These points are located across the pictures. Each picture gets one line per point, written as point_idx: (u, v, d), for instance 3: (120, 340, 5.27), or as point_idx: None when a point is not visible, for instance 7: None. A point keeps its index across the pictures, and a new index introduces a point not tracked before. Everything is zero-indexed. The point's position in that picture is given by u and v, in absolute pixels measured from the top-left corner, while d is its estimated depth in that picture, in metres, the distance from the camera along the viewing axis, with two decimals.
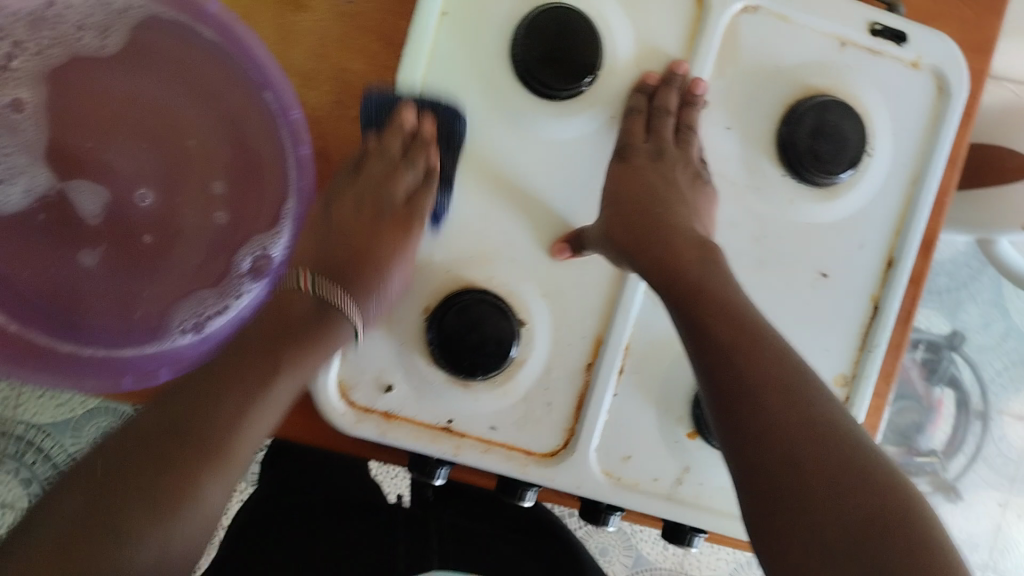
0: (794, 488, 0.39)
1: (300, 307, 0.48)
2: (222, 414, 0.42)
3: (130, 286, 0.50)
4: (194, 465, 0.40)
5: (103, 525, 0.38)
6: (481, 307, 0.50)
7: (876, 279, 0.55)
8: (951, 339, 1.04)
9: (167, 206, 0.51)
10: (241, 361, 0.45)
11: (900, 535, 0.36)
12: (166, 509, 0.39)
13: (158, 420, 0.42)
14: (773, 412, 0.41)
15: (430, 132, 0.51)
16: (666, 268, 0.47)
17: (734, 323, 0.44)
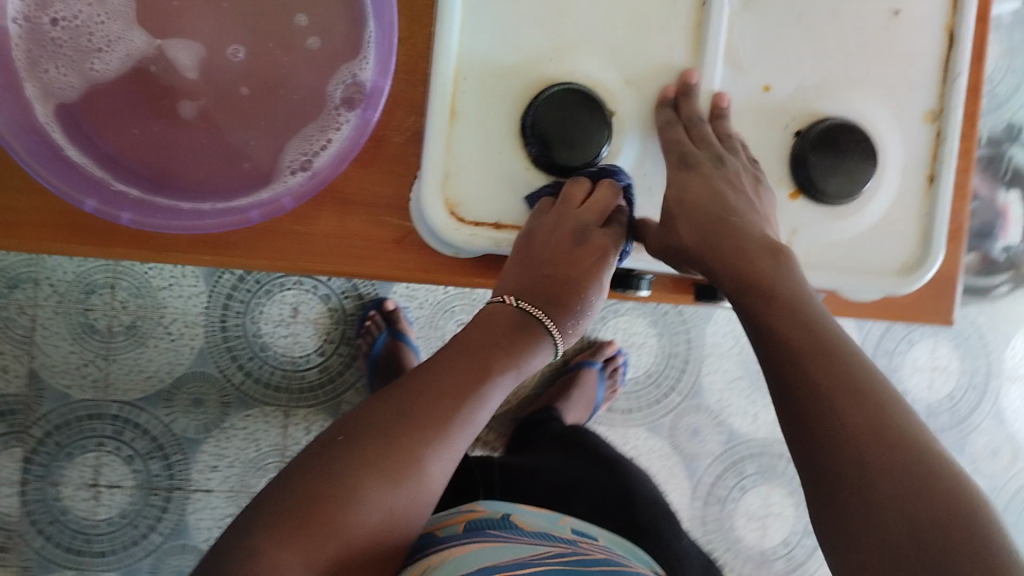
0: (798, 410, 0.44)
1: (504, 320, 0.53)
2: (477, 363, 0.51)
3: (234, 138, 0.50)
4: (429, 435, 0.48)
5: (371, 450, 0.47)
6: (571, 101, 0.51)
7: (947, 8, 0.54)
8: (1008, 132, 1.14)
9: (259, 52, 0.50)
10: (466, 360, 0.51)
11: (872, 434, 0.42)
12: (384, 482, 0.47)
13: (438, 364, 0.51)
14: (786, 336, 0.46)
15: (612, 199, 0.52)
16: (696, 204, 0.51)
17: (794, 310, 0.46)
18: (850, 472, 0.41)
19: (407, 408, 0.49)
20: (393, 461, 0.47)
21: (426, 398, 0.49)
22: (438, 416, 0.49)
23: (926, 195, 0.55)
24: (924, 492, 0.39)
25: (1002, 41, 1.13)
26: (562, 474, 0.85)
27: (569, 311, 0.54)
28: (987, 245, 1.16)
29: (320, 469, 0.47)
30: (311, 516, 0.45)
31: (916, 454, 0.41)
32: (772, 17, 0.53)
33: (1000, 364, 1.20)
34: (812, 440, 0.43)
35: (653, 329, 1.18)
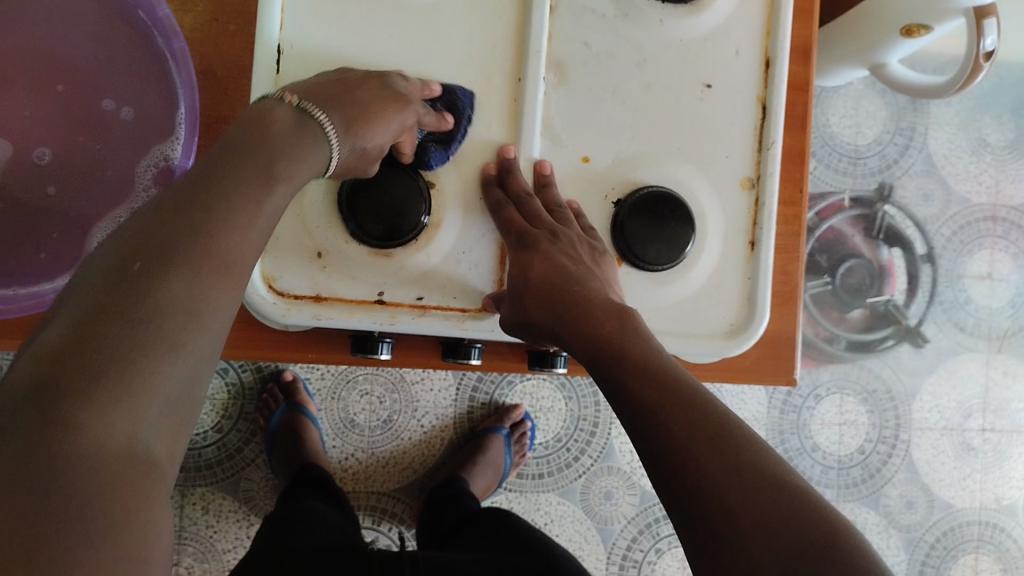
0: (660, 464, 0.41)
1: (281, 116, 0.44)
2: (253, 174, 0.40)
3: (41, 230, 0.49)
4: (163, 293, 0.35)
5: (141, 295, 0.35)
6: (383, 176, 0.51)
7: (757, 81, 0.56)
8: (880, 191, 1.17)
9: (68, 147, 0.50)
10: (236, 164, 0.40)
11: (728, 476, 0.38)
12: (177, 331, 0.35)
13: (193, 179, 0.39)
14: (639, 390, 0.43)
15: (513, 155, 0.53)
16: (542, 278, 0.50)
17: (647, 366, 0.44)
18: (712, 521, 0.37)
19: (161, 239, 0.36)
20: (177, 309, 0.35)
21: (190, 221, 0.37)
22: (212, 233, 0.38)
23: (749, 261, 0.56)
24: (790, 518, 0.36)
25: (889, 103, 1.18)
26: (492, 556, 0.79)
27: (357, 126, 0.47)
28: (866, 302, 1.17)
29: (93, 341, 0.33)
30: (80, 405, 0.32)
31: (774, 490, 0.37)
32: (587, 89, 0.55)
33: (908, 416, 1.19)
34: (673, 496, 0.40)
35: (560, 392, 1.18)
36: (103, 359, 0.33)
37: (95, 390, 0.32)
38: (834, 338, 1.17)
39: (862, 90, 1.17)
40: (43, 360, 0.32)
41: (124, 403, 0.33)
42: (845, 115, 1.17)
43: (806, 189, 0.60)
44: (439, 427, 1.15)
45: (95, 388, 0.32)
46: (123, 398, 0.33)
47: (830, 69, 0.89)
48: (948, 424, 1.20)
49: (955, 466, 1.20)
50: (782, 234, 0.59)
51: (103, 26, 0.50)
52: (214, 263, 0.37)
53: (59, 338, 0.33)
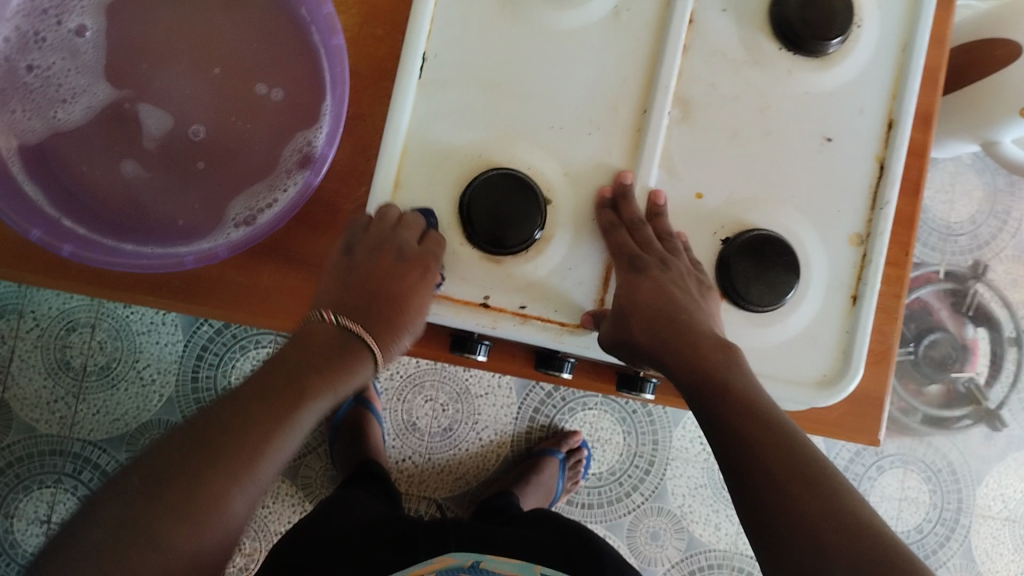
0: (756, 498, 0.44)
1: (324, 338, 0.50)
2: (303, 380, 0.48)
3: (186, 198, 0.53)
4: (233, 462, 0.44)
5: (189, 473, 0.43)
6: (506, 184, 0.53)
7: (879, 141, 0.57)
8: (974, 269, 1.16)
9: (219, 124, 0.54)
10: (288, 371, 0.48)
11: (825, 518, 0.41)
12: (208, 505, 0.43)
13: (253, 381, 0.48)
14: (742, 428, 0.46)
15: (630, 180, 0.55)
16: (648, 302, 0.52)
17: (750, 404, 0.47)
18: (805, 556, 0.40)
19: (214, 432, 0.45)
20: (213, 485, 0.43)
21: (241, 417, 0.46)
22: (258, 430, 0.46)
23: (849, 315, 0.56)
24: (881, 570, 0.39)
25: (986, 183, 1.16)
26: (535, 534, 0.80)
27: (393, 328, 0.52)
28: (948, 376, 1.15)
29: (144, 506, 0.42)
30: (122, 553, 0.41)
31: (869, 537, 0.40)
32: (709, 129, 0.56)
33: (972, 501, 1.16)
34: (766, 529, 0.43)
35: (620, 425, 1.19)
36: (147, 522, 0.42)
37: (132, 545, 0.41)
38: (909, 410, 1.15)
39: (965, 166, 1.16)
40: (99, 510, 0.42)
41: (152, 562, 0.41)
42: (941, 190, 1.16)
43: (911, 253, 0.60)
44: (497, 442, 1.17)
45: (133, 543, 0.41)
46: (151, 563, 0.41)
47: (939, 140, 0.89)
48: (1013, 515, 1.17)
49: (1014, 559, 1.17)
50: (882, 295, 0.60)
51: (266, 17, 0.54)
52: (256, 455, 0.45)
53: (121, 496, 0.42)
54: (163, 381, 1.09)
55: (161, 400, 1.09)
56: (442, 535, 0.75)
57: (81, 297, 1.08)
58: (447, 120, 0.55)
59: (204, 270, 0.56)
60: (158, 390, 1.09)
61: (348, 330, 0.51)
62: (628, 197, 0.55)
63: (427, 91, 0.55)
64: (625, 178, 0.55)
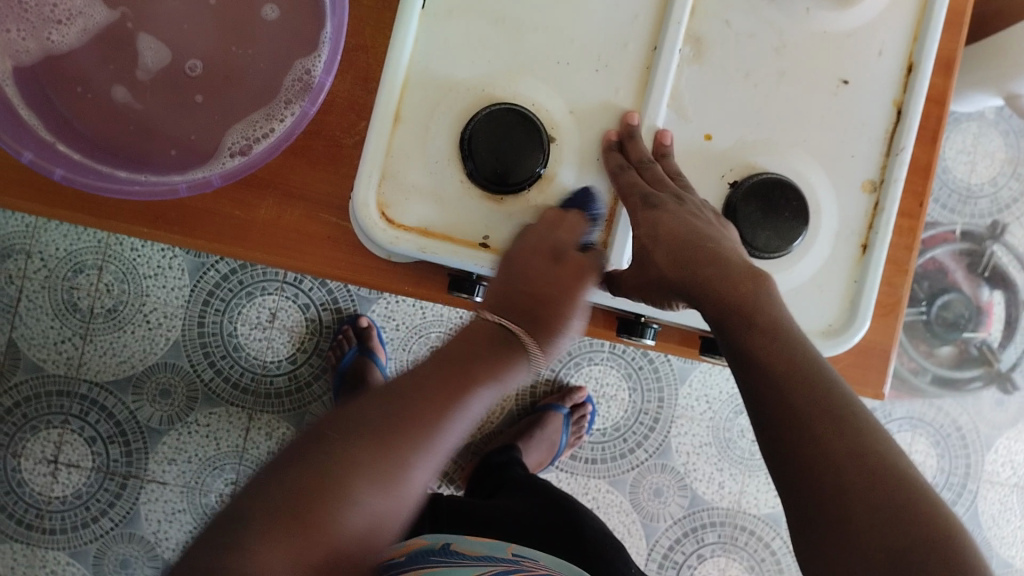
0: (776, 432, 0.43)
1: (482, 333, 0.50)
2: (464, 376, 0.47)
3: (183, 130, 0.52)
4: (411, 437, 0.44)
5: (356, 449, 0.43)
6: (508, 123, 0.52)
7: (897, 85, 0.55)
8: (993, 229, 1.13)
9: (217, 56, 0.53)
10: (446, 367, 0.48)
11: (848, 456, 0.41)
12: (375, 483, 0.42)
13: (416, 372, 0.48)
14: (767, 363, 0.44)
15: (637, 122, 0.53)
16: (671, 234, 0.49)
17: (775, 336, 0.45)
18: (822, 493, 0.41)
19: (384, 415, 0.45)
20: (381, 464, 0.43)
21: (404, 405, 0.45)
22: (425, 419, 0.45)
23: (858, 264, 0.55)
24: (901, 510, 0.39)
25: (1009, 145, 1.14)
26: (520, 512, 0.78)
27: (551, 327, 0.51)
28: (961, 336, 1.13)
29: (316, 479, 0.42)
30: (291, 521, 0.40)
31: (894, 478, 0.40)
32: (721, 69, 0.54)
33: (980, 467, 1.15)
34: (785, 461, 0.43)
35: (626, 381, 1.18)
36: (318, 499, 0.41)
37: (302, 515, 0.40)
38: (920, 372, 1.13)
39: (988, 123, 1.13)
40: (271, 483, 0.42)
41: (322, 530, 0.40)
42: (962, 150, 1.13)
43: (925, 204, 0.58)
44: (502, 396, 1.16)
45: (304, 514, 0.40)
46: (321, 533, 0.40)
47: (961, 92, 0.87)
48: (1021, 482, 1.16)
49: (1020, 527, 1.16)
50: (894, 246, 0.58)
51: None
52: (418, 442, 0.44)
53: (292, 470, 0.42)
54: (169, 325, 1.09)
55: (165, 345, 1.09)
56: (421, 515, 0.74)
57: (88, 238, 1.08)
58: (449, 53, 0.53)
59: (202, 202, 0.55)
60: (163, 334, 1.09)
61: (504, 321, 0.50)
62: (636, 137, 0.53)
63: (429, 23, 0.53)
64: (631, 119, 0.53)
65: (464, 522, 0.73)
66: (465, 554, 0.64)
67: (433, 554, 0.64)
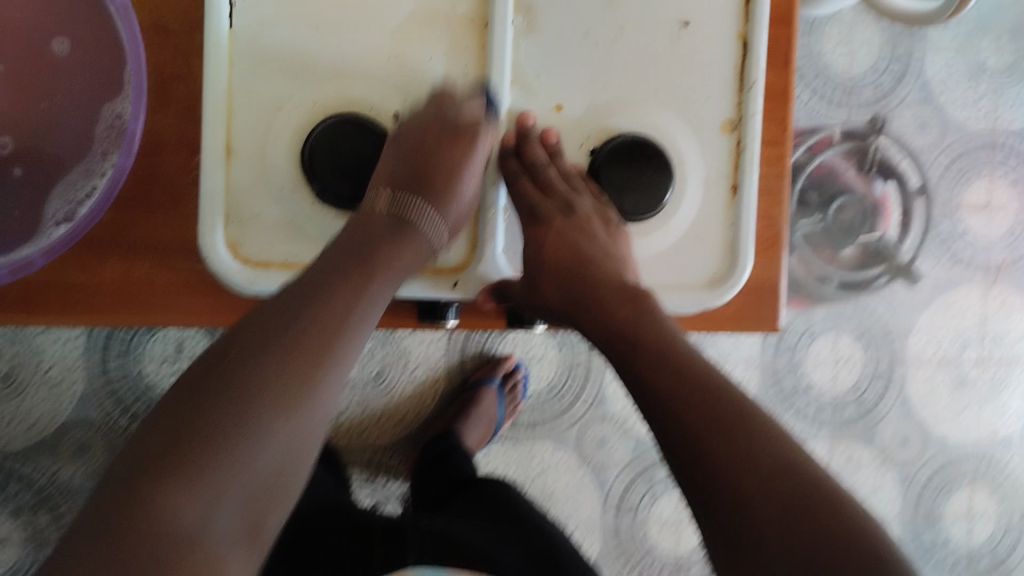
0: (675, 453, 0.42)
1: (382, 220, 0.50)
2: (320, 319, 0.45)
3: (4, 209, 0.48)
4: (266, 405, 0.42)
5: (193, 436, 0.40)
6: (351, 139, 0.49)
7: (738, 17, 0.53)
8: (872, 124, 1.14)
9: (18, 121, 0.48)
10: (301, 305, 0.45)
11: (743, 470, 0.39)
12: (224, 467, 0.40)
13: (265, 318, 0.45)
14: (657, 383, 0.44)
15: (533, 123, 0.51)
16: (559, 262, 0.53)
17: (661, 352, 0.44)
18: (730, 511, 0.39)
19: (224, 386, 0.42)
20: (227, 448, 0.40)
21: (245, 373, 0.42)
22: (268, 392, 0.42)
23: (732, 206, 0.54)
24: (803, 514, 0.37)
25: (884, 28, 1.14)
26: (492, 532, 0.76)
27: (442, 199, 0.53)
28: (858, 240, 1.15)
29: (159, 464, 0.39)
30: (132, 518, 0.38)
31: (791, 481, 0.39)
32: (559, 33, 0.52)
33: (904, 351, 1.18)
34: (688, 483, 0.41)
35: (553, 340, 1.17)
36: (162, 498, 0.39)
37: (143, 521, 0.38)
38: (823, 279, 1.14)
39: (859, 14, 1.13)
40: (125, 467, 0.40)
41: (181, 533, 0.38)
42: (840, 44, 1.13)
43: (789, 128, 0.58)
44: (432, 380, 1.14)
45: (158, 524, 0.38)
46: (179, 533, 0.38)
47: None
48: (945, 357, 1.20)
49: (951, 399, 1.20)
50: (765, 177, 0.58)
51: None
52: (263, 414, 0.42)
53: (140, 458, 0.40)
54: (70, 380, 1.04)
55: (68, 403, 1.04)
56: (400, 539, 0.72)
57: None
58: (268, 72, 0.50)
59: (40, 275, 0.51)
60: (66, 390, 1.04)
61: (403, 204, 0.52)
62: (532, 143, 0.51)
63: (243, 42, 0.49)
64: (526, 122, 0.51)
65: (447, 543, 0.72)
66: None
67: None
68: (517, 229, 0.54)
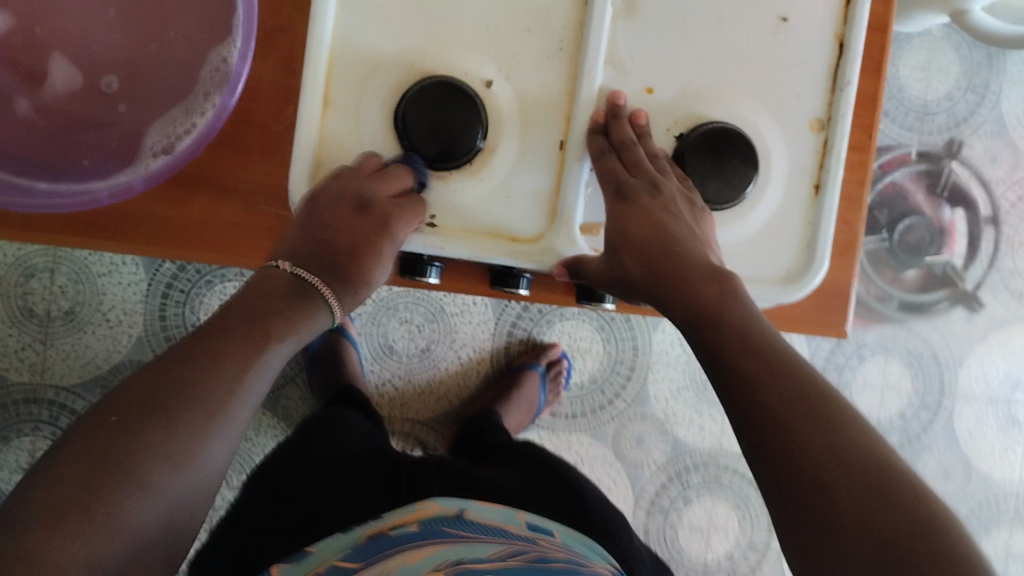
0: (753, 431, 0.42)
1: (280, 285, 0.48)
2: (243, 330, 0.45)
3: (105, 141, 0.50)
4: (204, 400, 0.41)
5: (138, 422, 0.39)
6: (444, 99, 0.50)
7: (837, 18, 0.53)
8: (948, 147, 1.12)
9: (125, 58, 0.50)
10: (238, 322, 0.45)
11: (824, 453, 0.39)
12: (167, 460, 0.39)
13: (201, 334, 0.44)
14: (739, 362, 0.43)
15: (623, 103, 0.52)
16: (640, 234, 0.49)
17: (745, 334, 0.44)
18: (805, 493, 0.39)
19: (167, 379, 0.41)
20: (176, 436, 0.39)
21: (186, 369, 0.42)
22: (216, 382, 0.42)
23: (813, 205, 0.54)
24: (883, 501, 0.37)
25: (963, 58, 1.12)
26: (516, 477, 0.73)
27: (349, 279, 0.51)
28: (923, 260, 1.14)
29: (103, 456, 0.37)
30: (84, 506, 0.36)
31: (873, 468, 0.38)
32: (656, 18, 0.52)
33: (954, 383, 1.16)
34: (765, 463, 0.41)
35: (599, 334, 1.18)
36: (98, 489, 0.36)
37: (77, 503, 0.36)
38: (886, 296, 1.14)
39: (939, 41, 1.11)
40: (58, 460, 0.38)
41: (108, 520, 0.36)
42: (916, 70, 1.11)
43: (875, 136, 0.57)
44: (476, 361, 1.15)
45: (87, 505, 0.36)
46: (112, 525, 0.36)
47: (908, 13, 0.85)
48: (995, 394, 1.17)
49: (997, 437, 1.18)
50: (846, 182, 0.58)
51: None
52: (210, 406, 0.41)
53: (82, 447, 0.38)
54: (127, 321, 1.07)
55: (126, 343, 1.07)
56: (423, 480, 0.66)
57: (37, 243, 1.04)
58: (370, 29, 0.51)
59: (133, 207, 0.53)
60: (124, 331, 1.07)
61: (300, 273, 0.49)
62: (620, 121, 0.51)
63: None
64: (615, 100, 0.52)
65: (472, 480, 0.67)
66: (481, 525, 0.57)
67: (447, 524, 0.57)
68: (598, 202, 0.54)
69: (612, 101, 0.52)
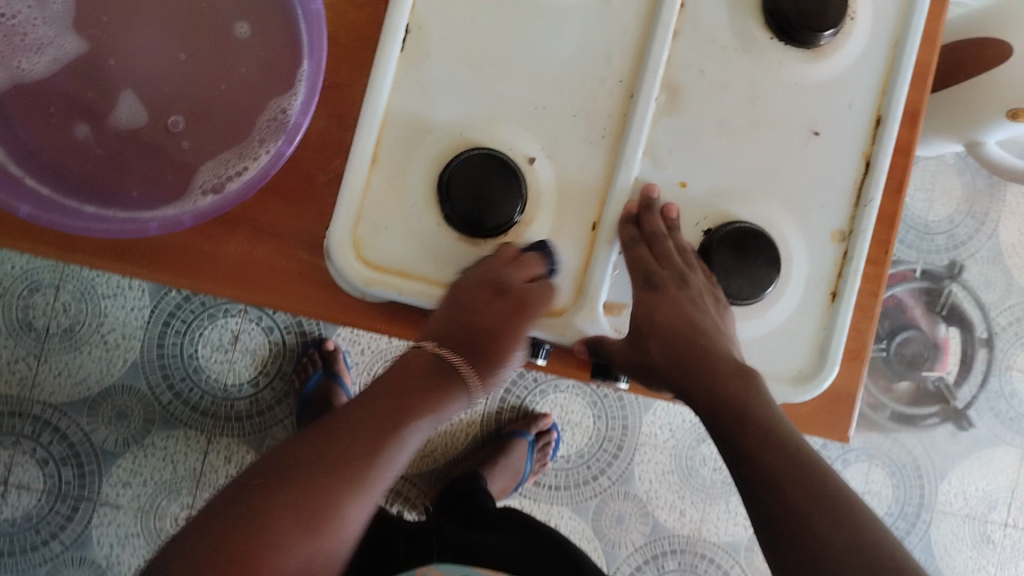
0: (776, 527, 0.43)
1: (424, 359, 0.54)
2: (373, 417, 0.51)
3: (157, 172, 0.52)
4: (343, 480, 0.48)
5: (280, 495, 0.47)
6: (488, 170, 0.51)
7: (866, 137, 0.56)
8: (951, 269, 1.16)
9: (192, 101, 0.53)
10: (375, 410, 0.51)
11: (846, 553, 0.40)
12: (299, 526, 0.46)
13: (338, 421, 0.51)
14: (763, 458, 0.45)
15: (656, 196, 0.54)
16: (666, 325, 0.52)
17: (770, 433, 0.46)
18: None
19: (307, 464, 0.48)
20: (309, 509, 0.46)
21: (328, 454, 0.48)
22: (355, 465, 0.48)
23: (827, 312, 0.56)
24: None
25: (966, 183, 1.16)
26: (515, 545, 0.77)
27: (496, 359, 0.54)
28: (918, 374, 1.16)
29: (249, 524, 0.45)
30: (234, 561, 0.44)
31: (893, 571, 0.40)
32: (697, 118, 0.55)
33: (933, 497, 1.17)
34: (785, 558, 0.42)
35: (591, 409, 1.18)
36: (241, 551, 0.44)
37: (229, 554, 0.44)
38: (878, 405, 1.16)
39: (948, 164, 1.16)
40: (218, 521, 0.46)
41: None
42: (920, 190, 1.16)
43: (891, 251, 0.60)
44: (466, 422, 1.16)
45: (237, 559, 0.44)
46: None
47: (925, 137, 0.89)
48: (973, 512, 1.18)
49: (971, 556, 1.19)
50: (860, 292, 0.60)
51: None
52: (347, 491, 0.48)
53: (236, 512, 0.46)
54: (122, 345, 1.05)
55: (119, 367, 1.05)
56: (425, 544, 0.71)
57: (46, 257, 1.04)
58: (425, 96, 0.53)
59: (173, 239, 0.54)
60: (119, 356, 1.05)
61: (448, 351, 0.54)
62: (654, 214, 0.53)
63: (409, 66, 0.53)
64: (650, 193, 0.54)
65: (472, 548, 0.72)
66: None
67: None
68: (624, 284, 0.56)
69: (647, 194, 0.54)
